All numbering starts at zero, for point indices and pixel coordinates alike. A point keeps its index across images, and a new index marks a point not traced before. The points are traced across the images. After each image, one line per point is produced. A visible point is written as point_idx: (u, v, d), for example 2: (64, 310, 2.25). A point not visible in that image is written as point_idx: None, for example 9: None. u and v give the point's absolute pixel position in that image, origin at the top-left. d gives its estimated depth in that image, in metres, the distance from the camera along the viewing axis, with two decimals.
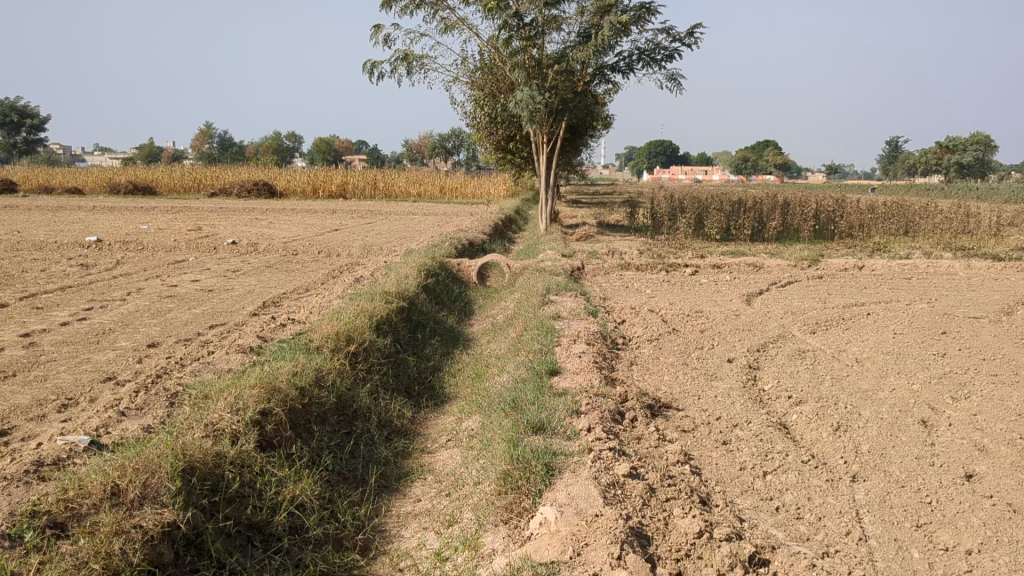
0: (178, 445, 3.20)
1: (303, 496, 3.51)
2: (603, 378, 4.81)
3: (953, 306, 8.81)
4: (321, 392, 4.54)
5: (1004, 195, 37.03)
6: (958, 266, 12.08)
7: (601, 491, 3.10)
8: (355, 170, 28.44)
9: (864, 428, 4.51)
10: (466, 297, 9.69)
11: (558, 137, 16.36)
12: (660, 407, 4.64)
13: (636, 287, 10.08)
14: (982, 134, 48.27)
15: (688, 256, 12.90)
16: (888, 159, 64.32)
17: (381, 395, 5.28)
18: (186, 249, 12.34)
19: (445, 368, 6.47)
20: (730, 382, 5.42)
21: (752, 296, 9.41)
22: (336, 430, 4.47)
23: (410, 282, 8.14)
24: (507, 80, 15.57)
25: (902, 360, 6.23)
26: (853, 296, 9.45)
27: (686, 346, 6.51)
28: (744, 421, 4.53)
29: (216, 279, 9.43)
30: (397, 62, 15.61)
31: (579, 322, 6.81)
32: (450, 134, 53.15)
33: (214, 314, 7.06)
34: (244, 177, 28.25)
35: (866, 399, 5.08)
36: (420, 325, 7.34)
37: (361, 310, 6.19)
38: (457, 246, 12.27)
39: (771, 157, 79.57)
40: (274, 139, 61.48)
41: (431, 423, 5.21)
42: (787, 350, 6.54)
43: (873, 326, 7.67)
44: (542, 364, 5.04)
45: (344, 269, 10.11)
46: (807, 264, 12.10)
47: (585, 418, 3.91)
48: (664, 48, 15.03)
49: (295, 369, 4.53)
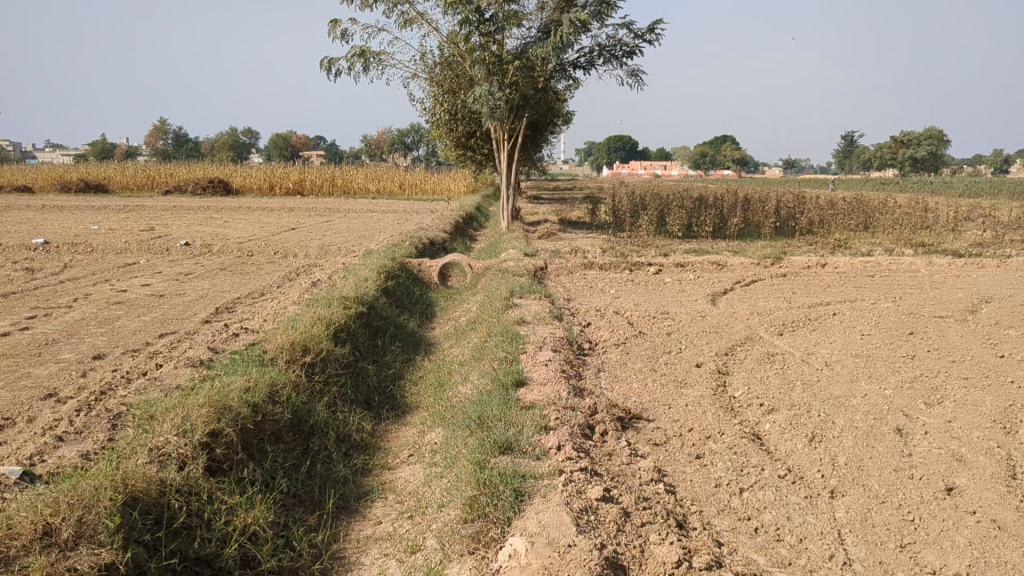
0: (118, 476, 2.98)
1: (255, 524, 3.30)
2: (570, 389, 4.64)
3: (918, 305, 8.77)
4: (275, 407, 4.32)
5: (958, 188, 37.54)
6: (920, 263, 12.09)
7: (574, 517, 2.93)
8: (313, 167, 28.02)
9: (839, 438, 4.38)
10: (426, 299, 9.49)
11: (519, 134, 16.19)
12: (631, 419, 4.47)
13: (600, 287, 9.94)
14: (936, 129, 48.85)
15: (650, 255, 12.79)
16: (844, 154, 64.99)
17: (339, 408, 5.06)
18: (138, 251, 11.98)
19: (406, 376, 6.26)
20: (700, 389, 5.27)
21: (716, 296, 9.30)
22: (292, 448, 4.25)
23: (370, 286, 7.92)
24: (467, 77, 15.36)
25: (871, 363, 6.12)
26: (817, 294, 9.38)
27: (653, 351, 6.36)
28: (716, 432, 4.38)
29: (167, 283, 9.12)
30: (354, 57, 15.33)
31: (543, 327, 6.64)
32: (409, 130, 52.70)
33: (165, 322, 6.78)
34: (199, 175, 27.72)
35: (840, 406, 4.95)
36: (379, 331, 7.13)
37: (318, 317, 5.96)
38: (418, 246, 12.03)
39: (728, 151, 80.02)
40: (231, 135, 60.68)
41: (392, 436, 5.00)
42: (756, 354, 6.42)
43: (840, 327, 7.58)
44: (508, 374, 4.86)
45: (301, 272, 9.84)
46: (771, 262, 12.04)
47: (554, 434, 3.73)
48: (624, 44, 14.91)
49: (247, 384, 4.30)
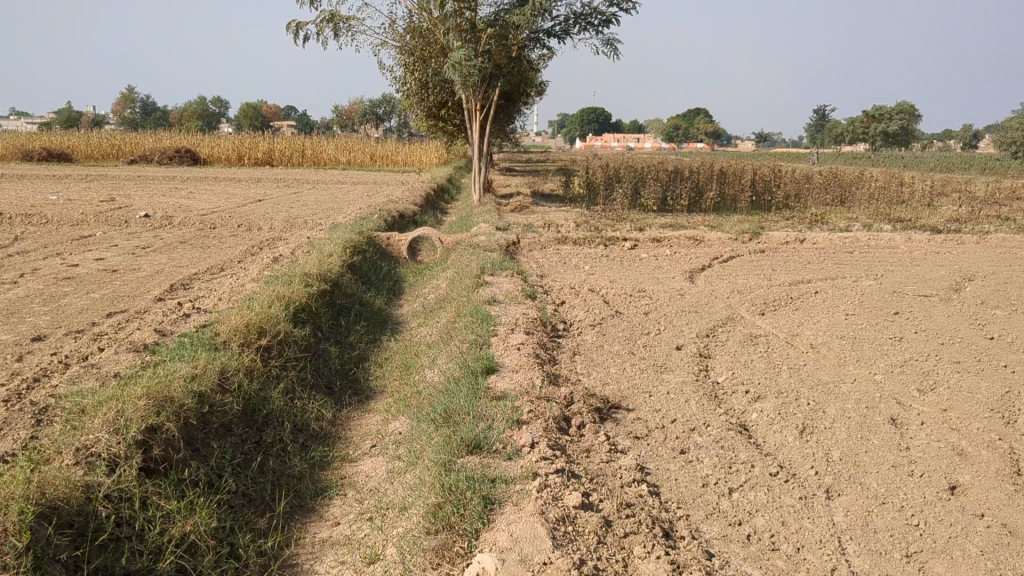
0: (34, 482, 2.66)
1: (195, 533, 2.98)
2: (544, 376, 4.32)
3: (901, 283, 8.51)
4: (224, 396, 3.97)
5: (930, 163, 37.38)
6: (899, 239, 11.85)
7: (549, 529, 2.62)
8: (282, 136, 27.44)
9: (832, 430, 4.10)
10: (395, 275, 9.14)
11: (491, 103, 15.78)
12: (609, 409, 4.16)
13: (574, 263, 9.62)
14: (907, 103, 48.68)
15: (625, 229, 12.48)
16: (816, 127, 64.91)
17: (297, 395, 4.71)
18: (96, 223, 11.49)
19: (371, 358, 5.91)
20: (681, 375, 4.98)
21: (694, 273, 9.00)
22: (243, 441, 3.90)
23: (334, 261, 7.55)
24: (439, 45, 14.91)
25: (858, 346, 5.85)
26: (797, 272, 9.11)
27: (631, 332, 6.05)
28: (702, 423, 4.09)
29: (122, 257, 8.68)
30: (323, 23, 14.82)
31: (516, 307, 6.31)
32: (380, 100, 51.81)
33: (115, 300, 6.37)
34: (166, 144, 27.04)
35: (830, 394, 4.67)
36: (343, 310, 6.78)
37: (276, 296, 5.58)
38: (387, 219, 11.65)
39: (701, 124, 79.82)
40: (200, 104, 59.54)
41: (355, 425, 4.66)
42: (739, 335, 6.13)
43: (823, 306, 7.31)
44: (477, 360, 4.53)
45: (264, 245, 9.45)
46: (748, 238, 11.76)
47: (527, 430, 3.42)
48: (600, 12, 14.52)
49: (193, 372, 3.94)
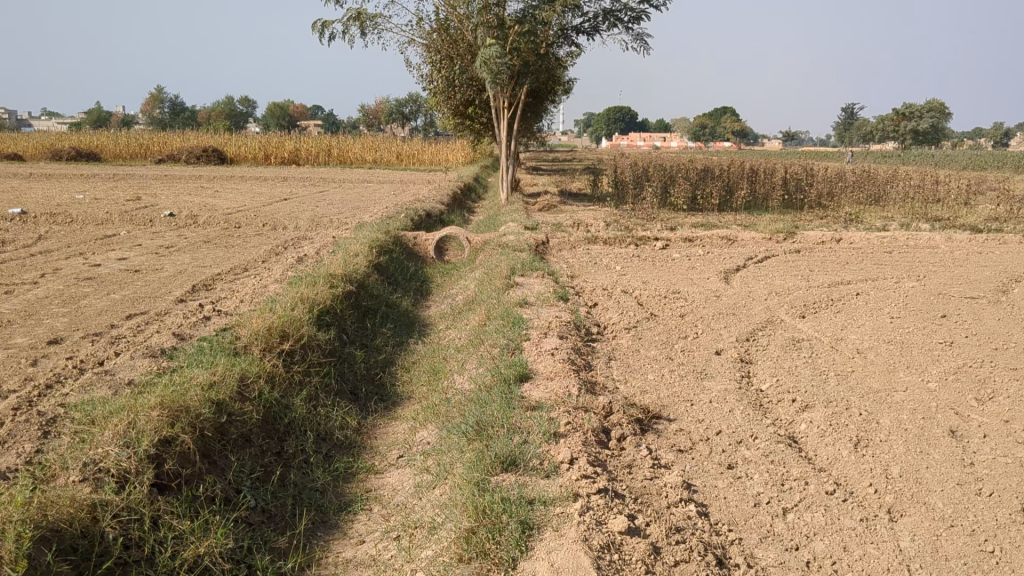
0: (34, 505, 2.48)
1: (209, 555, 2.78)
2: (580, 384, 4.09)
3: (945, 284, 8.20)
4: (243, 404, 3.77)
5: (963, 161, 36.70)
6: (939, 238, 11.50)
7: (594, 559, 2.39)
8: (309, 135, 27.36)
9: (889, 443, 3.83)
10: (422, 275, 8.94)
11: (519, 101, 15.55)
12: (651, 419, 3.92)
13: (605, 263, 9.39)
14: (939, 100, 47.85)
15: (656, 228, 12.24)
16: (845, 126, 64.23)
17: (320, 402, 4.51)
18: (120, 222, 11.36)
19: (398, 362, 5.71)
20: (723, 382, 4.73)
21: (729, 274, 8.74)
22: (263, 453, 3.71)
23: (360, 261, 7.35)
24: (466, 43, 14.71)
25: (907, 351, 5.57)
26: (835, 272, 8.83)
27: (668, 336, 5.81)
28: (749, 435, 3.84)
29: (145, 257, 8.52)
30: (349, 21, 14.68)
31: (548, 309, 6.08)
32: (406, 99, 51.75)
33: (135, 301, 6.20)
34: (193, 143, 27.03)
35: (882, 403, 4.40)
36: (369, 311, 6.58)
37: (299, 297, 5.38)
38: (414, 218, 11.47)
39: (729, 122, 79.20)
40: (228, 104, 59.76)
41: (380, 434, 4.45)
42: (780, 339, 5.87)
43: (866, 309, 7.02)
44: (509, 367, 4.30)
45: (288, 245, 9.27)
46: (783, 237, 11.47)
47: (564, 445, 3.19)
48: (630, 8, 14.25)
49: (212, 379, 3.75)
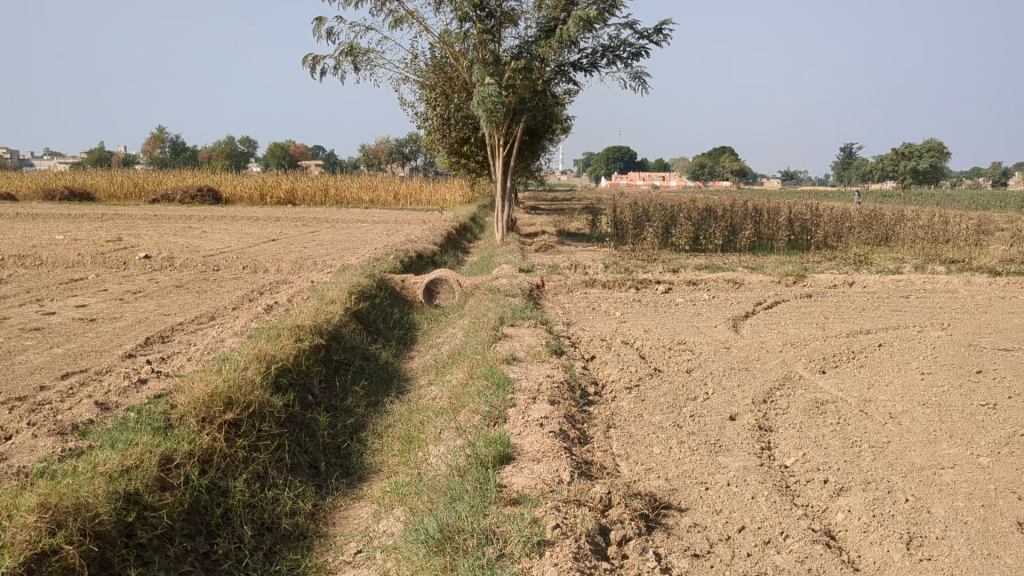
0: None
1: None
2: (574, 467, 3.42)
3: (973, 334, 7.52)
4: (162, 495, 3.11)
5: (965, 201, 36.07)
6: (958, 282, 10.86)
7: None
8: (304, 174, 26.81)
9: (949, 542, 3.14)
10: (406, 323, 8.30)
11: (515, 139, 15.01)
12: (658, 513, 3.25)
13: (604, 309, 8.77)
14: (937, 139, 47.35)
15: (659, 270, 11.62)
16: (845, 165, 63.86)
17: (267, 483, 3.83)
18: (92, 266, 10.73)
19: (369, 426, 5.03)
20: (742, 457, 4.04)
21: (738, 322, 8.08)
22: (184, 557, 3.04)
23: (335, 309, 6.72)
24: (461, 80, 14.23)
25: (947, 417, 4.87)
26: (852, 320, 8.16)
27: (675, 397, 5.14)
28: (778, 532, 3.16)
29: (107, 304, 7.87)
30: (341, 57, 14.20)
31: (540, 366, 5.41)
32: (407, 139, 51.49)
33: (78, 356, 5.54)
34: (187, 183, 26.53)
35: (932, 487, 3.71)
36: (340, 366, 5.92)
37: (255, 355, 4.72)
38: (403, 260, 10.85)
39: (728, 162, 79.00)
40: (228, 144, 59.51)
41: (339, 517, 3.77)
42: (801, 401, 5.19)
43: (892, 363, 6.37)
44: (489, 444, 3.62)
45: (264, 291, 8.63)
46: (793, 280, 10.83)
47: (549, 562, 2.53)
48: (630, 45, 13.74)
49: (126, 464, 3.09)
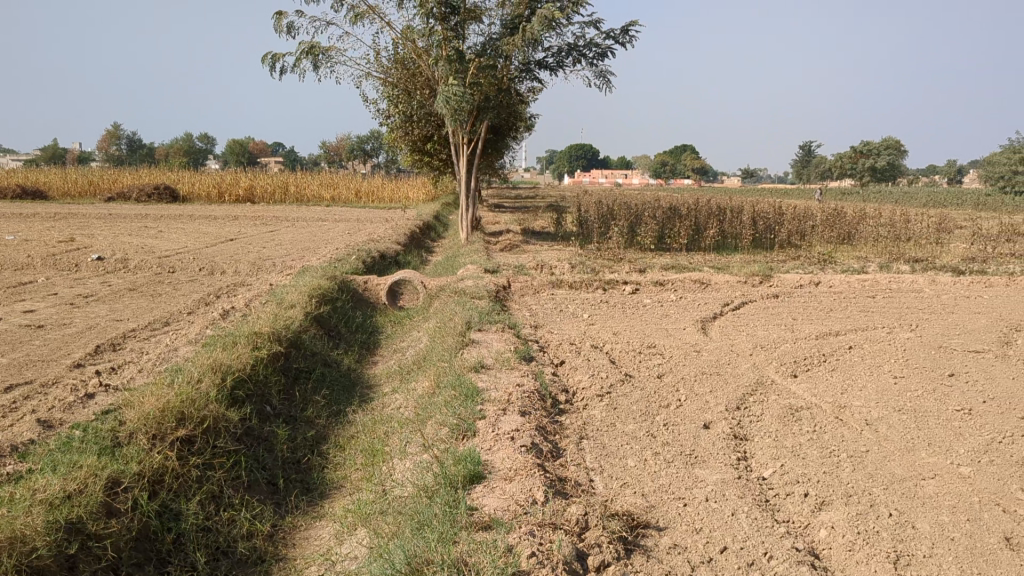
0: None
1: None
2: (548, 486, 3.25)
3: (942, 336, 7.46)
4: (107, 522, 2.90)
5: (923, 199, 36.37)
6: (923, 281, 10.84)
7: None
8: (264, 172, 26.36)
9: (937, 561, 3.02)
10: (369, 326, 8.09)
11: (479, 137, 14.83)
12: (637, 535, 3.09)
13: (571, 311, 8.62)
14: (895, 138, 47.75)
15: (625, 270, 11.49)
16: (804, 163, 64.33)
17: (223, 503, 3.61)
18: (41, 268, 10.36)
19: (331, 438, 4.83)
20: (719, 470, 3.90)
21: (707, 324, 7.96)
22: None
23: (295, 314, 6.49)
24: (424, 77, 14.02)
25: (924, 423, 4.78)
26: (820, 321, 8.09)
27: (647, 404, 4.99)
28: (761, 552, 3.01)
29: (56, 309, 7.56)
30: (301, 54, 13.92)
31: (508, 373, 5.25)
32: (368, 136, 50.95)
33: (23, 366, 5.27)
34: (145, 181, 25.95)
35: (915, 500, 3.60)
36: (300, 375, 5.71)
37: (210, 365, 4.50)
38: (366, 260, 10.63)
39: (689, 160, 79.28)
40: (186, 141, 58.53)
41: (299, 539, 3.57)
42: (775, 408, 5.07)
43: (863, 366, 6.28)
44: (458, 461, 3.45)
45: (221, 294, 8.36)
46: (759, 280, 10.75)
47: None
48: (596, 44, 13.61)
49: (67, 490, 2.88)
